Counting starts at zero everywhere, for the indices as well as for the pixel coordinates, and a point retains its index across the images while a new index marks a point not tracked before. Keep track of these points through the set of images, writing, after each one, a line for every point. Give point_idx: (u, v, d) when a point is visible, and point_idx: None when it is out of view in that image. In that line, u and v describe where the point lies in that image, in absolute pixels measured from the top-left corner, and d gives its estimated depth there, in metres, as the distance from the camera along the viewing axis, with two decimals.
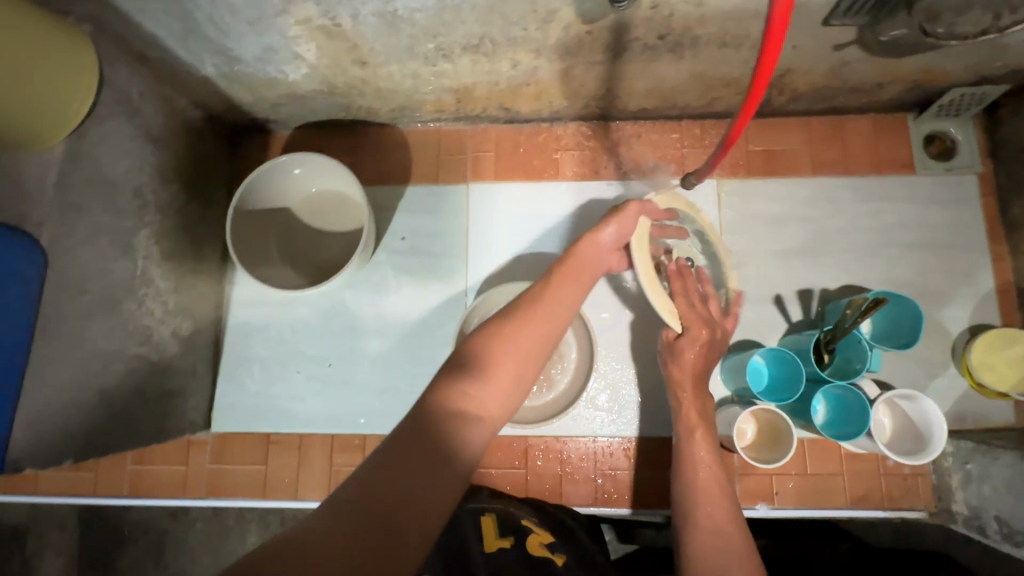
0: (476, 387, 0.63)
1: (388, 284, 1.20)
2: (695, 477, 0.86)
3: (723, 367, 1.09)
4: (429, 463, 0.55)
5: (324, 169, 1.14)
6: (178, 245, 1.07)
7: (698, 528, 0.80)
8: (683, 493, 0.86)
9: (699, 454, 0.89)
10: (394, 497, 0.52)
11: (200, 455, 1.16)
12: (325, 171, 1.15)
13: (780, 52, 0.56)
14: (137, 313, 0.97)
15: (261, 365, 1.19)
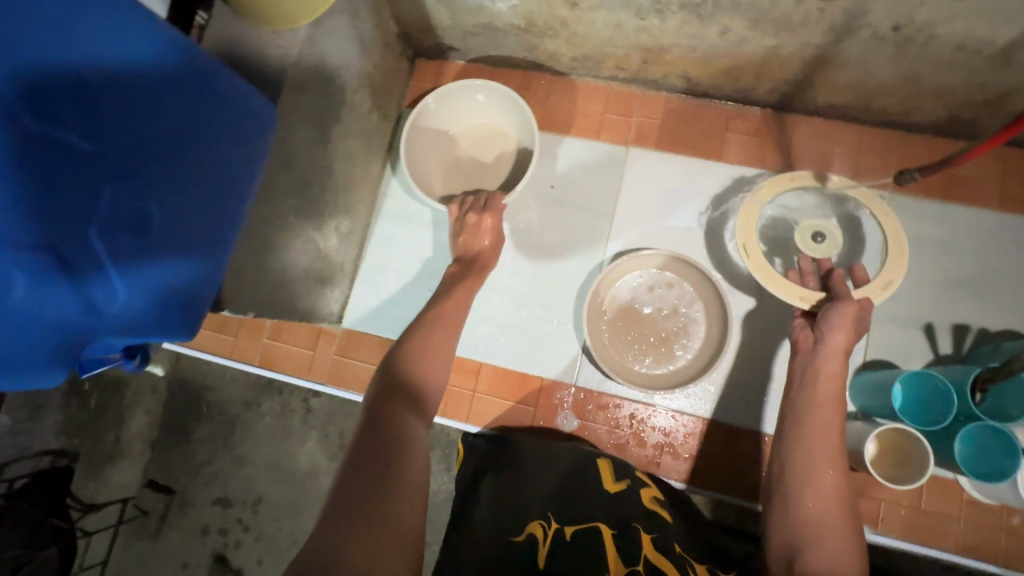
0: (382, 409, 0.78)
1: (530, 227, 1.24)
2: (803, 437, 0.78)
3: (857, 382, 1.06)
4: (392, 448, 0.73)
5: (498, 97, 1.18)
6: (356, 145, 1.14)
7: (796, 495, 0.74)
8: (784, 456, 0.78)
9: (819, 419, 0.79)
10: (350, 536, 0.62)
11: (327, 345, 1.25)
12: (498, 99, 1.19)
13: None
14: (318, 199, 1.04)
15: (397, 276, 1.25)
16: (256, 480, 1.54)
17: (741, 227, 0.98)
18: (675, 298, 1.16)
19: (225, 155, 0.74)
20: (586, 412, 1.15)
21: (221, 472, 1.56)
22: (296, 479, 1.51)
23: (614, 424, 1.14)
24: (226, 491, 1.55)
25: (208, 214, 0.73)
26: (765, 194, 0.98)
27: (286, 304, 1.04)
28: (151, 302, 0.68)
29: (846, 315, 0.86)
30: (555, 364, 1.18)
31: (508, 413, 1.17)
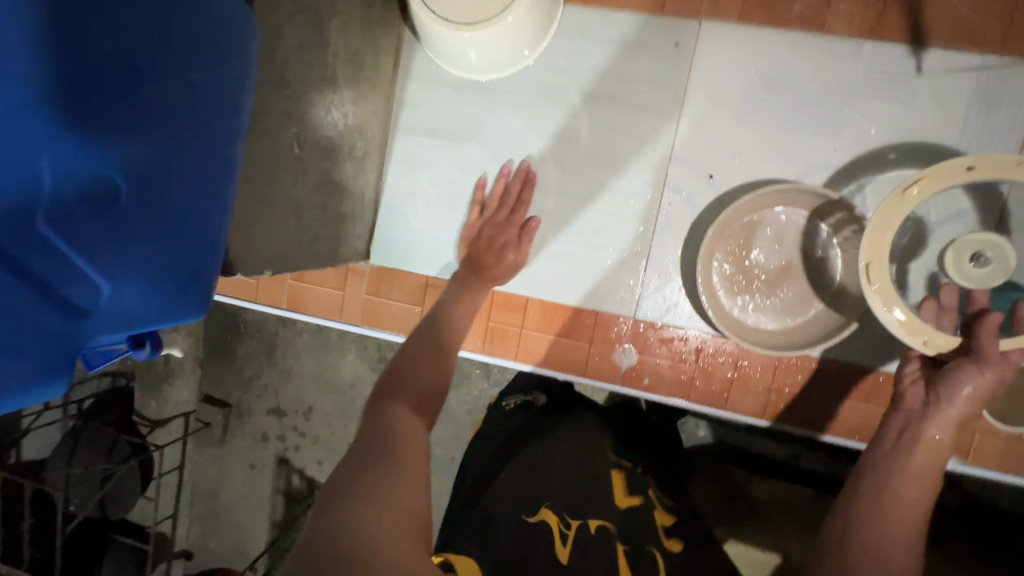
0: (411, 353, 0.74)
1: (577, 135, 1.03)
2: (897, 468, 0.69)
3: None
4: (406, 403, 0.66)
5: None
6: (360, 44, 0.91)
7: (864, 519, 0.64)
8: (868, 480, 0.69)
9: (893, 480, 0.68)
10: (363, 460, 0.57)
11: (357, 283, 1.14)
12: None
13: None
14: (324, 122, 0.85)
15: (427, 201, 1.09)
16: (306, 390, 1.54)
17: (869, 242, 0.76)
18: (778, 224, 0.97)
19: (195, 89, 0.56)
20: (647, 345, 1.05)
21: (270, 385, 1.57)
22: (341, 389, 1.51)
23: (677, 359, 1.04)
24: (278, 400, 1.57)
25: (189, 171, 0.57)
26: (918, 194, 0.74)
27: (304, 249, 0.89)
28: (147, 287, 0.57)
29: (977, 386, 0.73)
30: (611, 296, 1.05)
31: (559, 350, 1.08)
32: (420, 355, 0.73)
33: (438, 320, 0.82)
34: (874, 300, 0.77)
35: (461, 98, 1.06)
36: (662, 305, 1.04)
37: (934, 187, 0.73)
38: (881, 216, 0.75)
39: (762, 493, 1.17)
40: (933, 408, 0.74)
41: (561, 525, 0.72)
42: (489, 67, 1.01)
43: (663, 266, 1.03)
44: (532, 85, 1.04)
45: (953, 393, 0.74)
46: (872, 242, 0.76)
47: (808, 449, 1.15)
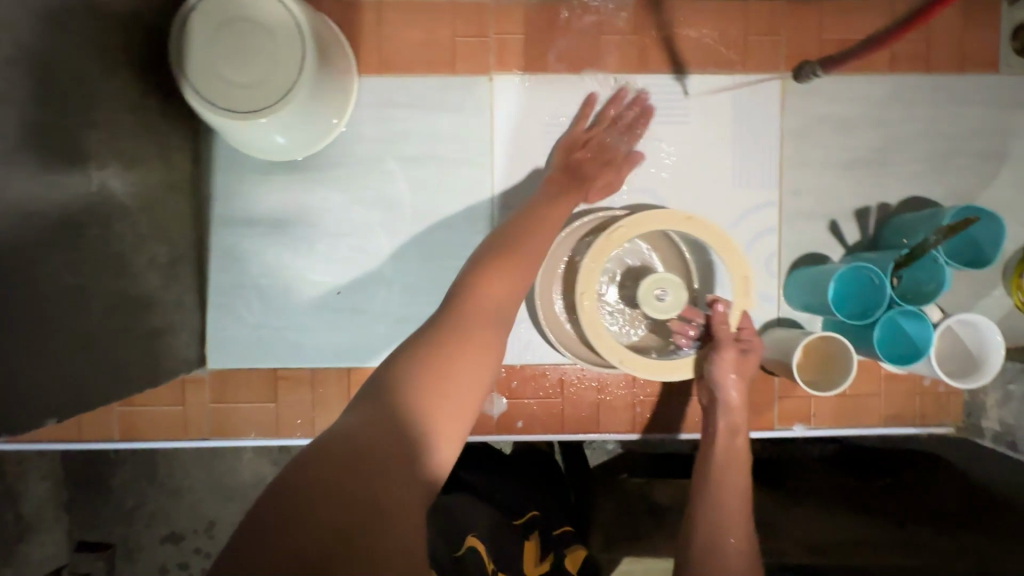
0: (400, 371, 0.61)
1: (402, 200, 1.03)
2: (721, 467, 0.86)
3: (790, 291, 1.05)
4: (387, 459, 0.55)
5: (240, 4, 0.86)
6: (138, 150, 0.85)
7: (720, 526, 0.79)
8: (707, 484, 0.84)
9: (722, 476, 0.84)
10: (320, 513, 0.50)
11: (200, 393, 1.04)
12: (241, 7, 0.86)
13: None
14: (103, 241, 0.78)
15: (261, 291, 1.04)
16: (203, 505, 1.37)
17: (603, 345, 0.90)
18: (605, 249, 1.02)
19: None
20: (515, 389, 1.06)
21: (156, 510, 1.37)
22: (244, 493, 1.36)
23: (546, 395, 1.06)
24: (171, 525, 1.37)
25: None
26: (591, 274, 0.90)
27: (112, 385, 0.81)
28: None
29: (723, 364, 0.94)
30: None
31: None
32: (462, 371, 0.62)
33: (450, 336, 0.64)
34: (634, 369, 0.92)
35: (275, 181, 1.03)
36: (518, 347, 1.05)
37: (608, 252, 0.90)
38: (588, 315, 0.90)
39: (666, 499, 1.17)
40: (718, 385, 0.93)
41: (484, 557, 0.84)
42: (293, 147, 0.99)
43: None
44: (347, 157, 1.03)
45: (722, 380, 0.93)
46: (603, 342, 0.90)
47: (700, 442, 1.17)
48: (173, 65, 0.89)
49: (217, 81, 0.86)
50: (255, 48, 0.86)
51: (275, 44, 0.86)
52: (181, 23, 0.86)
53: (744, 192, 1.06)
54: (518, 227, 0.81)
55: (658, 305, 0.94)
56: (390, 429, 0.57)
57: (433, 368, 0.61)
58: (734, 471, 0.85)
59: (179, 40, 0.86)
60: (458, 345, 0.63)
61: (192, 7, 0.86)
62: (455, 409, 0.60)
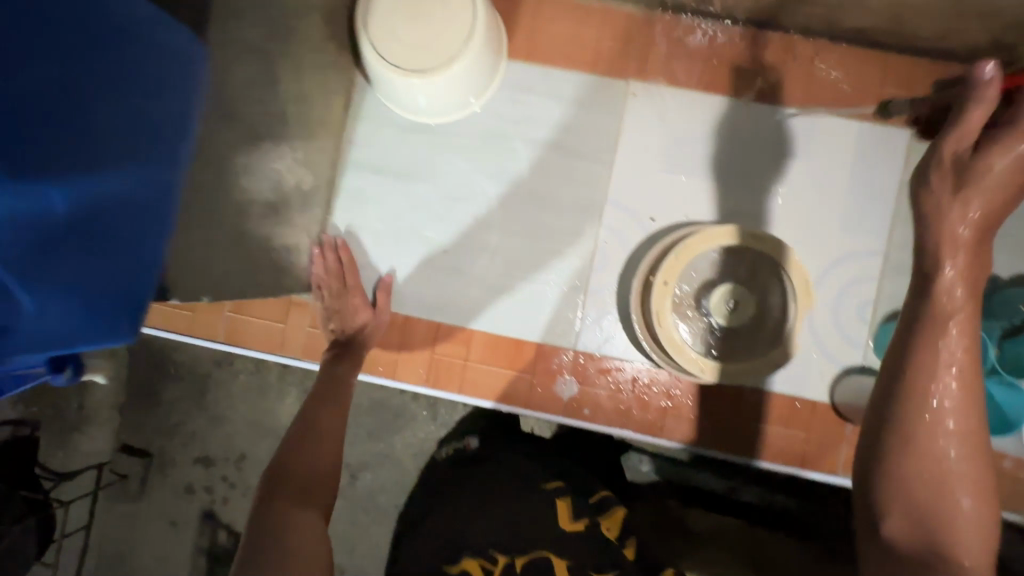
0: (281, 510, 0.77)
1: (519, 178, 1.10)
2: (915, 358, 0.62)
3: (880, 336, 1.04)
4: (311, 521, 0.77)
5: None
6: (311, 83, 0.95)
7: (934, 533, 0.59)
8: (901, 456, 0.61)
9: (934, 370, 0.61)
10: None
11: (300, 316, 1.12)
12: None
13: None
14: (272, 154, 0.87)
15: (374, 234, 1.12)
16: (237, 438, 1.46)
17: (691, 364, 0.99)
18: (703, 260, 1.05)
19: (145, 114, 0.59)
20: (587, 376, 1.10)
21: (197, 431, 1.47)
22: (277, 433, 1.45)
23: (615, 389, 1.09)
24: (206, 449, 1.46)
25: (138, 189, 0.59)
26: (664, 317, 0.99)
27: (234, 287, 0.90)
28: (74, 306, 0.55)
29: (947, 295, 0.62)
30: (552, 328, 1.10)
31: (501, 382, 1.10)
32: (300, 459, 0.87)
33: (295, 440, 0.90)
34: (717, 375, 0.99)
35: (409, 140, 1.12)
36: (599, 337, 1.10)
37: (665, 291, 0.99)
38: (670, 344, 0.99)
39: (698, 525, 1.22)
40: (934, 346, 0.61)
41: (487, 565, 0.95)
42: (436, 112, 1.07)
43: (600, 300, 1.09)
44: (478, 129, 1.11)
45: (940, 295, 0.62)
46: (694, 363, 0.99)
47: (740, 480, 1.31)
48: (355, 17, 0.99)
49: (391, 38, 0.96)
50: (432, 16, 0.96)
51: (450, 16, 0.96)
52: None
53: (851, 235, 1.07)
54: (351, 350, 1.06)
55: (724, 308, 1.04)
56: (275, 488, 0.81)
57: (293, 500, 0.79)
58: (941, 365, 0.61)
59: None
60: (301, 433, 0.91)
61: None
62: (302, 460, 0.86)
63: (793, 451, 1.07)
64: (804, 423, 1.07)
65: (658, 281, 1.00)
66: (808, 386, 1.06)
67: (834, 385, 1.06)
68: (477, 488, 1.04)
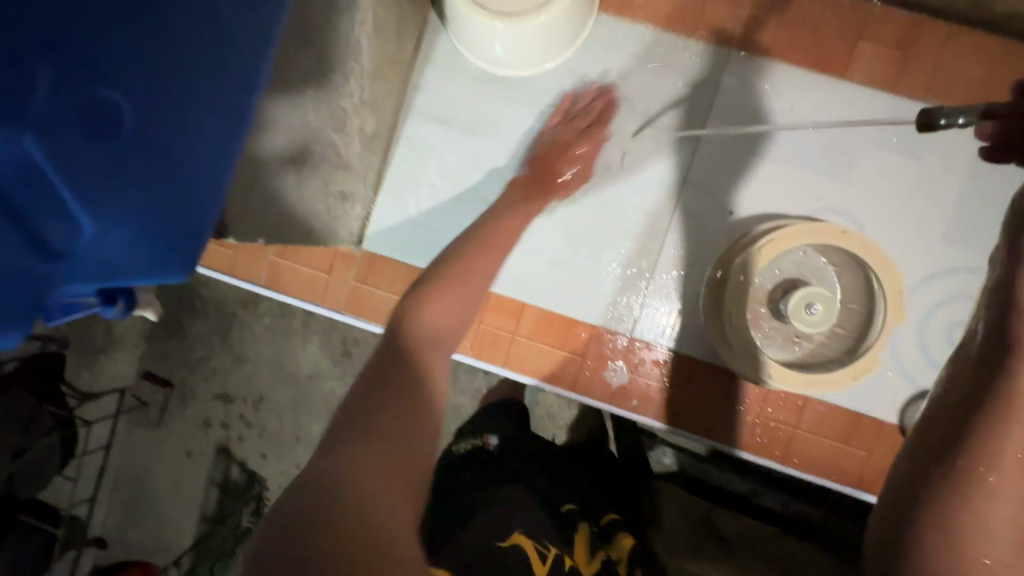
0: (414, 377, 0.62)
1: (594, 146, 1.02)
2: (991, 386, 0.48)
3: None
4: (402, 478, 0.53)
5: None
6: (388, 14, 0.86)
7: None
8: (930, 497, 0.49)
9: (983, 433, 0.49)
10: (332, 537, 0.46)
11: (344, 268, 1.07)
12: None
13: None
14: (342, 91, 0.80)
15: (431, 190, 1.05)
16: (258, 378, 1.43)
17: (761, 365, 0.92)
18: (784, 258, 0.97)
19: (221, 17, 0.50)
20: (639, 366, 1.03)
21: (219, 367, 1.44)
22: (297, 381, 1.42)
23: (668, 384, 1.03)
24: (226, 386, 1.44)
25: (202, 106, 0.51)
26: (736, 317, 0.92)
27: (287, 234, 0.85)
28: (129, 232, 0.50)
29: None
30: (609, 312, 1.03)
31: (549, 361, 1.04)
32: (434, 365, 0.65)
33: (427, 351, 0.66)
34: (791, 383, 0.92)
35: (479, 92, 1.03)
36: (659, 327, 1.03)
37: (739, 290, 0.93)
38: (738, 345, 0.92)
39: (727, 528, 1.13)
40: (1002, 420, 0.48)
41: (542, 550, 0.81)
42: (513, 64, 0.99)
43: (664, 288, 1.02)
44: (555, 87, 1.02)
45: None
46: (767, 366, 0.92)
47: (763, 484, 1.26)
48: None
49: None
50: None
51: None
52: None
53: (952, 248, 0.97)
54: (497, 223, 0.85)
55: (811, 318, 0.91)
56: (433, 395, 0.64)
57: (416, 403, 0.59)
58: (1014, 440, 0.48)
59: None
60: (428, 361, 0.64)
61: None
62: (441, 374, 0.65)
63: (849, 470, 1.01)
64: (867, 443, 1.00)
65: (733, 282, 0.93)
66: (877, 405, 0.99)
67: (909, 407, 0.98)
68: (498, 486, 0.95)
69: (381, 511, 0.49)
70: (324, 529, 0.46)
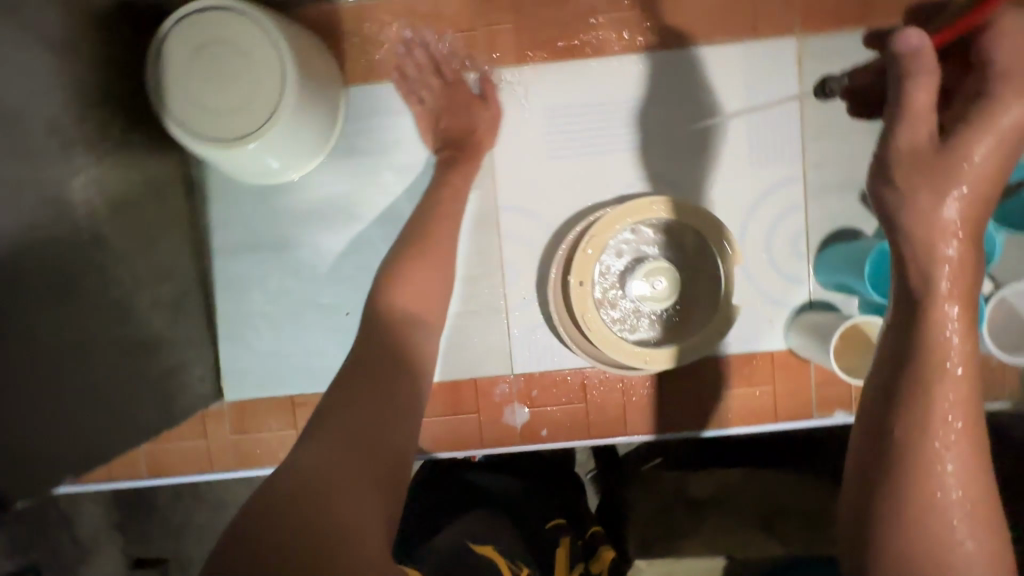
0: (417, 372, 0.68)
1: (402, 214, 1.00)
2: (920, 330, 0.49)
3: (819, 268, 0.98)
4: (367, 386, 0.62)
5: (214, 27, 0.82)
6: (124, 185, 0.82)
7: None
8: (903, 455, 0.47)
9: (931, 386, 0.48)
10: (342, 486, 0.53)
11: (220, 426, 1.03)
12: (215, 29, 0.82)
13: None
14: (102, 286, 0.76)
15: (267, 317, 1.02)
16: None
17: (629, 356, 0.93)
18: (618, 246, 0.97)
19: None
20: (535, 397, 1.02)
21: None
22: None
23: (568, 401, 1.02)
24: None
25: None
26: (596, 326, 0.92)
27: (122, 430, 0.82)
28: None
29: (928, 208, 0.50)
30: (484, 359, 1.02)
31: (449, 429, 1.02)
32: (413, 291, 0.77)
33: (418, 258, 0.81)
34: (661, 363, 0.93)
35: (270, 208, 1.00)
36: (535, 353, 1.02)
37: (584, 295, 0.92)
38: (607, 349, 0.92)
39: (699, 491, 1.13)
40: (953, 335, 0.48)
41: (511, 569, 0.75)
42: (288, 169, 0.95)
43: (525, 316, 1.01)
44: (339, 173, 1.00)
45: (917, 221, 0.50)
46: (631, 355, 0.93)
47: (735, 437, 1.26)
48: (151, 97, 0.85)
49: (198, 111, 0.83)
50: (234, 72, 0.83)
51: (253, 66, 0.83)
52: (154, 58, 0.83)
53: (761, 170, 0.98)
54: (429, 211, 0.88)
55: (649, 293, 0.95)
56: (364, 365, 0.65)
57: (401, 364, 0.67)
58: (947, 404, 0.47)
59: (155, 73, 0.83)
60: (425, 269, 0.80)
61: (163, 34, 0.82)
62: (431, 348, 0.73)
63: (763, 408, 1.02)
64: (768, 377, 1.01)
65: (573, 290, 0.92)
66: (760, 339, 1.01)
67: (787, 328, 1.00)
68: (481, 508, 0.88)
69: (350, 513, 0.51)
70: (340, 480, 0.53)
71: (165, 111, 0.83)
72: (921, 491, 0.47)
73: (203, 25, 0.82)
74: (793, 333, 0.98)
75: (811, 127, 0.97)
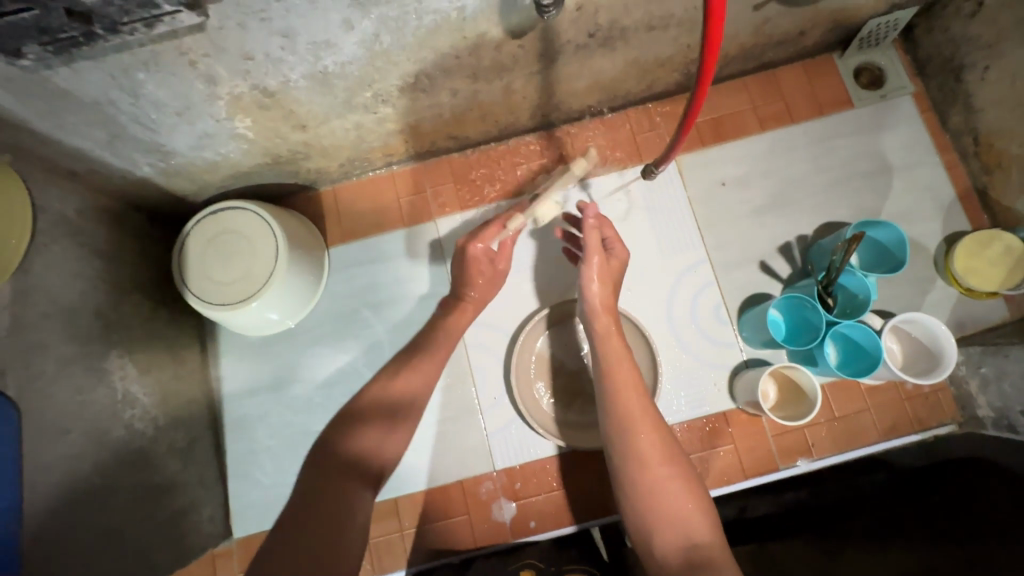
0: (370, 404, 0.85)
1: (381, 341, 1.18)
2: (619, 408, 0.83)
3: (743, 327, 1.12)
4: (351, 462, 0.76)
5: (224, 221, 1.08)
6: (149, 351, 1.01)
7: (657, 522, 0.74)
8: (617, 447, 0.81)
9: (619, 377, 0.86)
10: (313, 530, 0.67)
11: (228, 565, 1.09)
12: (224, 222, 1.08)
13: (700, 107, 0.69)
14: (125, 436, 0.90)
15: (270, 452, 1.14)
16: None
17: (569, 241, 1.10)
18: (569, 336, 1.14)
19: None
20: (518, 489, 1.10)
21: None
22: None
23: (549, 488, 1.10)
24: None
25: None
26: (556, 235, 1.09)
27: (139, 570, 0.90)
28: None
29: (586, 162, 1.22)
30: (466, 460, 1.11)
31: (442, 535, 1.08)
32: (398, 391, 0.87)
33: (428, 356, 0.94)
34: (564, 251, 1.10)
35: (269, 354, 1.18)
36: (512, 448, 1.11)
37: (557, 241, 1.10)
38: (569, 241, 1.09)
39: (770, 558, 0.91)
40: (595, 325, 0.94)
41: None
42: (285, 319, 1.15)
43: (498, 413, 1.13)
44: (326, 316, 1.20)
45: (586, 284, 0.96)
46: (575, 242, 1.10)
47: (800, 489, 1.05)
48: (173, 280, 1.08)
49: (209, 284, 1.06)
50: (240, 250, 1.06)
51: (254, 244, 1.07)
52: (178, 249, 1.07)
53: (673, 259, 1.18)
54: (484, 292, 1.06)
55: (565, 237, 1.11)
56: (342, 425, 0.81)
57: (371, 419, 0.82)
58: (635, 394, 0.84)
59: (178, 261, 1.07)
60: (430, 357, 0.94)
61: (186, 233, 1.08)
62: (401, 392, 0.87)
63: (730, 467, 1.09)
64: (728, 436, 1.10)
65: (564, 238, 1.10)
66: (710, 401, 1.12)
67: (732, 389, 1.11)
68: None
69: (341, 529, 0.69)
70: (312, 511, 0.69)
71: (186, 288, 1.06)
72: (632, 442, 0.80)
73: (216, 220, 1.08)
74: (736, 391, 1.09)
75: (704, 217, 1.20)
